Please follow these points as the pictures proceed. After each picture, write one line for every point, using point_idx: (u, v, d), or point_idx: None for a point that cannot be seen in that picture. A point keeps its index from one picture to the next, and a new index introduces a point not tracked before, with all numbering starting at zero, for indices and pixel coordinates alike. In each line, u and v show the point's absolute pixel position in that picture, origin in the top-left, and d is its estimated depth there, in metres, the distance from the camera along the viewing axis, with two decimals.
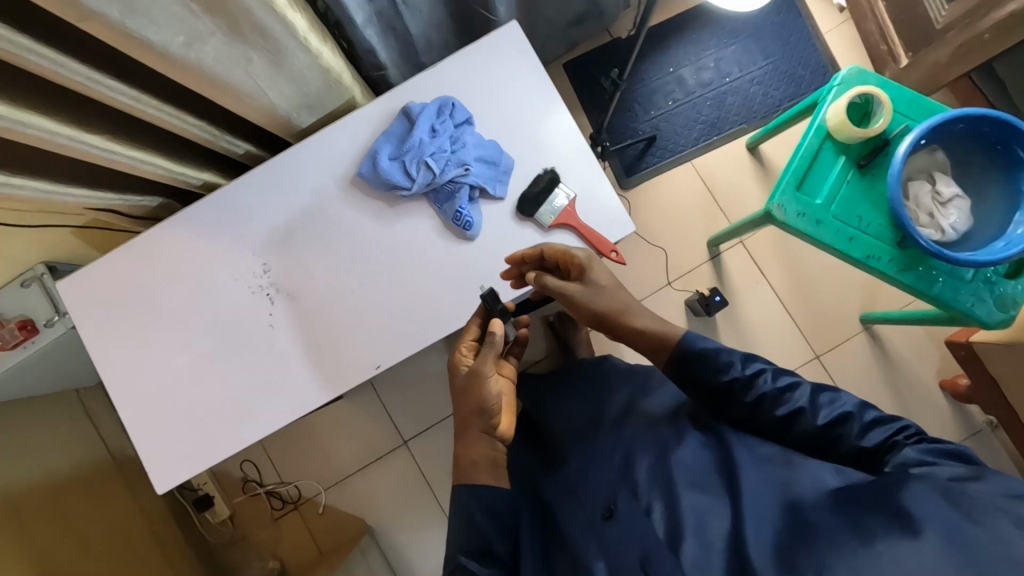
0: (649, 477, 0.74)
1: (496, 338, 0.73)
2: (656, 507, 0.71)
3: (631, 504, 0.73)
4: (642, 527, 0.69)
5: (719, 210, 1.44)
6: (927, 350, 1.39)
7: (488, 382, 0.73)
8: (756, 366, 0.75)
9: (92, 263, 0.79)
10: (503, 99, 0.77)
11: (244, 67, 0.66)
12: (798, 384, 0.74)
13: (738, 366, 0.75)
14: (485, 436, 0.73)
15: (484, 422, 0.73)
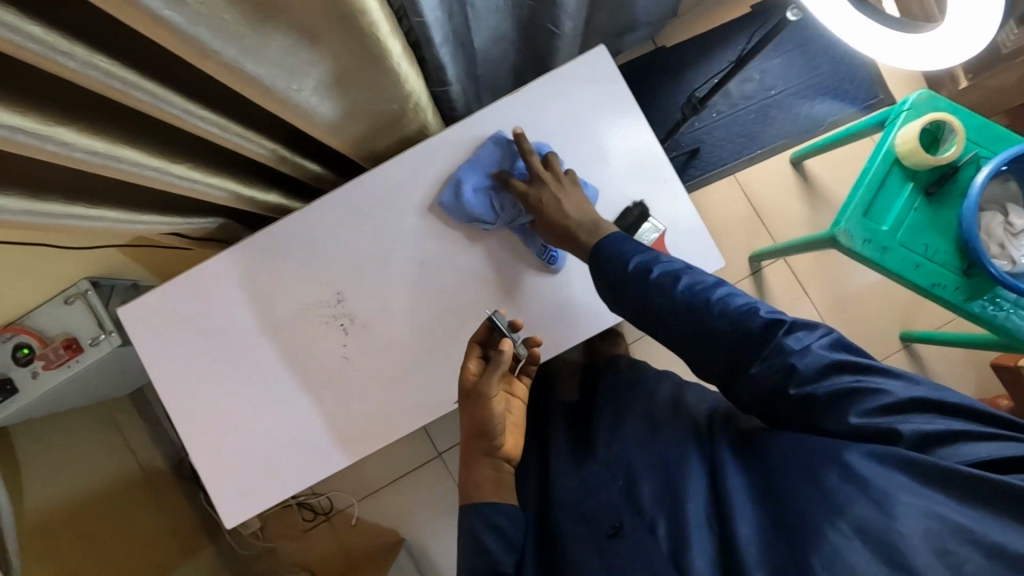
0: (653, 491, 0.64)
1: (503, 358, 0.68)
2: (661, 526, 0.61)
3: (638, 521, 0.63)
4: (648, 547, 0.60)
5: (762, 226, 1.43)
6: (966, 370, 1.39)
7: (492, 404, 0.68)
8: (717, 289, 0.63)
9: (159, 290, 0.77)
10: (590, 128, 0.76)
11: (335, 94, 0.63)
12: (765, 308, 0.61)
13: (698, 288, 0.63)
14: (489, 459, 0.68)
15: (488, 443, 0.68)
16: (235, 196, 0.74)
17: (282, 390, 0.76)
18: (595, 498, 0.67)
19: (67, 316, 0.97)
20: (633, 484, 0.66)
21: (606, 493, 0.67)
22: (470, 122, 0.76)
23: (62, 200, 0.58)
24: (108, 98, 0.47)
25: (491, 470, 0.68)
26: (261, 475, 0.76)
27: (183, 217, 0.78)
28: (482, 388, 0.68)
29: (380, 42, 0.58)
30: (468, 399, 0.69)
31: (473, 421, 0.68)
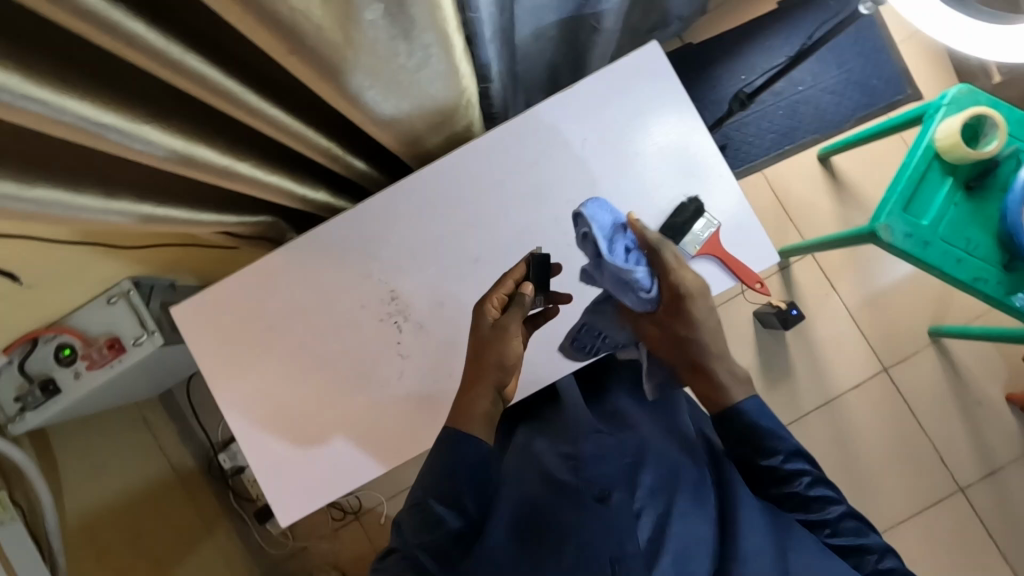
0: (651, 484, 0.72)
1: (526, 300, 0.68)
2: (648, 513, 0.69)
3: (624, 500, 0.70)
4: (623, 526, 0.67)
5: (790, 222, 1.43)
6: (996, 365, 1.39)
7: (512, 341, 0.67)
8: (793, 460, 0.75)
9: (213, 287, 0.77)
10: (643, 123, 0.76)
11: (398, 90, 0.63)
12: (815, 483, 0.74)
13: (777, 455, 0.75)
14: (493, 394, 0.68)
15: (499, 378, 0.68)
16: (293, 194, 0.75)
17: (336, 387, 0.77)
18: (591, 471, 0.74)
19: (110, 316, 0.97)
20: (634, 472, 0.73)
21: (606, 471, 0.74)
22: (523, 117, 0.76)
23: (134, 199, 0.59)
24: (194, 96, 0.48)
25: (492, 404, 0.69)
26: (315, 473, 0.76)
27: (238, 215, 0.78)
28: (507, 323, 0.67)
29: (445, 39, 0.59)
30: (488, 332, 0.68)
31: (489, 354, 0.67)
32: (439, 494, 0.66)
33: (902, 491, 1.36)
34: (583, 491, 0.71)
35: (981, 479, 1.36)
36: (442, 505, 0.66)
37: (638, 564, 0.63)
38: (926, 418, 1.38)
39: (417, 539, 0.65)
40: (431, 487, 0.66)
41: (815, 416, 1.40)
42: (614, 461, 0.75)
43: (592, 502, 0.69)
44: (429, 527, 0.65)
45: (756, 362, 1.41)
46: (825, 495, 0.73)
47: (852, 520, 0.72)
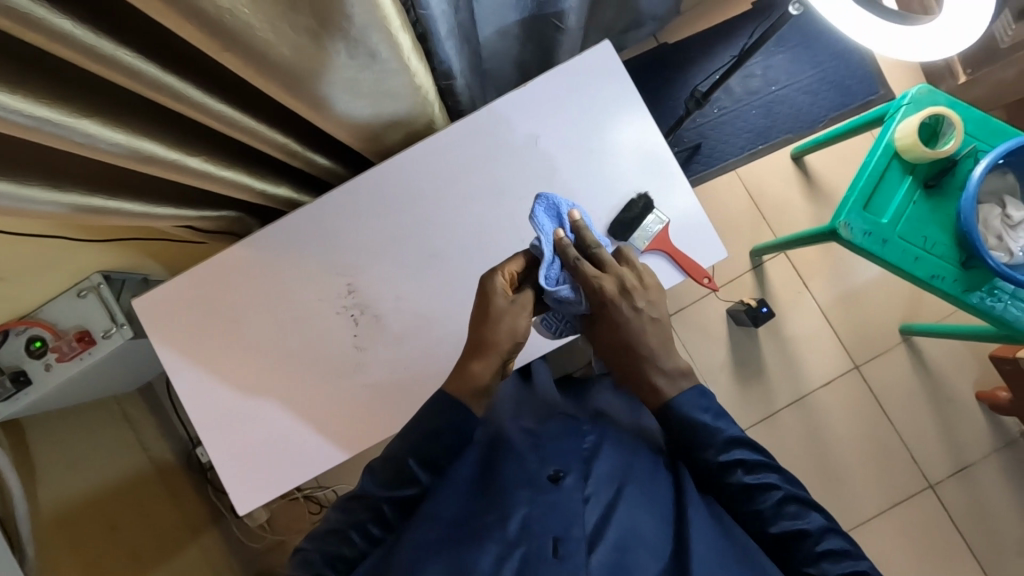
0: (605, 474, 0.72)
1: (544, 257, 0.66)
2: (595, 499, 0.69)
3: (575, 485, 0.70)
4: (571, 509, 0.67)
5: (764, 221, 1.44)
6: (966, 362, 1.40)
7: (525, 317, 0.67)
8: (732, 454, 0.68)
9: (173, 282, 0.78)
10: (596, 121, 0.77)
11: (348, 87, 0.65)
12: (767, 480, 0.67)
13: (713, 454, 0.68)
14: (497, 366, 0.68)
15: (509, 350, 0.67)
16: (250, 189, 0.76)
17: (294, 379, 0.78)
18: (549, 455, 0.75)
19: (80, 310, 0.98)
20: (589, 460, 0.75)
21: (564, 454, 0.75)
22: (477, 114, 0.78)
23: (83, 191, 0.59)
24: (132, 90, 0.49)
25: (494, 376, 0.68)
26: (272, 462, 0.77)
27: (197, 210, 0.79)
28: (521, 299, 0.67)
29: (390, 36, 0.60)
30: (502, 307, 0.67)
31: (500, 326, 0.66)
32: (418, 455, 0.68)
33: (873, 487, 1.37)
34: (537, 473, 0.72)
35: (951, 476, 1.37)
36: (418, 464, 0.69)
37: (579, 548, 0.62)
38: (896, 415, 1.39)
39: (384, 490, 0.68)
40: (413, 447, 0.68)
41: (788, 413, 1.41)
42: (572, 448, 0.77)
43: (545, 484, 0.70)
44: (399, 481, 0.69)
45: (729, 359, 1.42)
46: (766, 482, 0.67)
47: (792, 503, 0.66)
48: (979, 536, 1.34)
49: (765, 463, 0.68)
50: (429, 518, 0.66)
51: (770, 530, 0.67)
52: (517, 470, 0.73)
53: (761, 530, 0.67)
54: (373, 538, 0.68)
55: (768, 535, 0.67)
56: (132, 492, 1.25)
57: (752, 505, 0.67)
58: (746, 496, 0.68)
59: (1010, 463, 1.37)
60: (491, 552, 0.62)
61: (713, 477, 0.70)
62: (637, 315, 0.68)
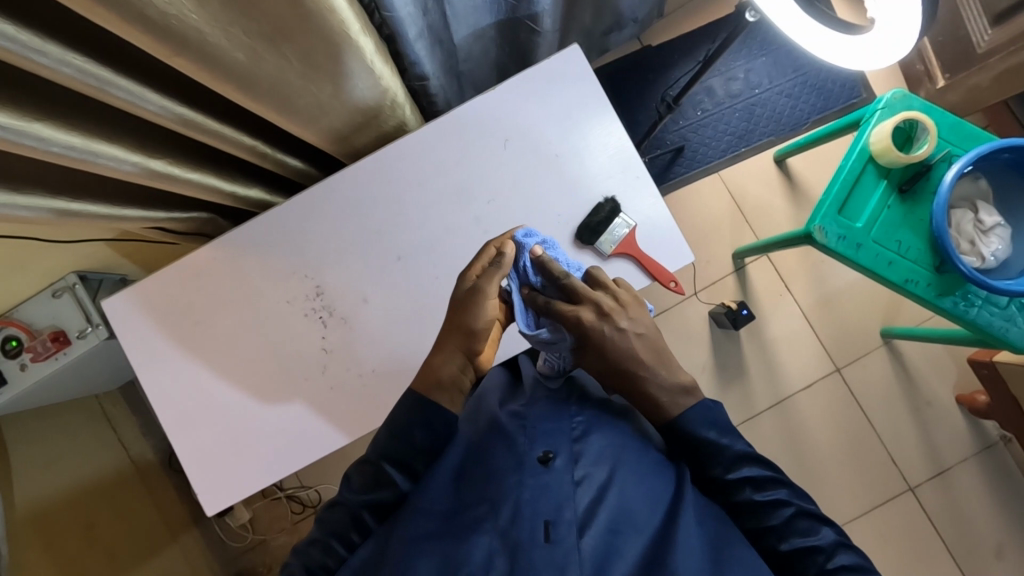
0: (597, 451, 0.67)
1: (507, 261, 0.65)
2: (590, 480, 0.64)
3: (565, 467, 0.65)
4: (562, 492, 0.62)
5: (746, 224, 1.45)
6: (946, 366, 1.41)
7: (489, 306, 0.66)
8: (742, 471, 0.65)
9: (143, 281, 0.79)
10: (566, 125, 0.78)
11: (312, 90, 0.65)
12: (778, 497, 0.63)
13: (722, 468, 0.65)
14: (462, 361, 0.68)
15: (467, 344, 0.68)
16: (219, 190, 0.76)
17: (262, 380, 0.78)
18: (536, 433, 0.69)
19: (55, 310, 0.98)
20: (580, 438, 0.68)
21: (551, 433, 0.68)
22: (447, 118, 0.79)
23: (41, 194, 0.58)
24: (84, 94, 0.49)
25: (459, 371, 0.68)
26: (241, 464, 0.77)
27: (167, 211, 0.79)
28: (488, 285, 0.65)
29: (351, 40, 0.61)
30: (466, 296, 0.66)
31: (461, 317, 0.67)
32: (393, 459, 0.67)
33: (852, 489, 1.37)
34: (525, 454, 0.66)
35: (930, 479, 1.37)
36: (394, 468, 0.67)
37: (569, 532, 0.59)
38: (877, 418, 1.40)
39: (362, 496, 0.66)
40: (384, 451, 0.67)
41: (768, 415, 1.41)
42: (560, 426, 0.69)
43: (534, 465, 0.65)
44: (376, 485, 0.67)
45: (711, 361, 1.42)
46: (776, 499, 0.63)
47: (805, 519, 0.63)
48: (957, 539, 1.34)
49: (776, 480, 0.64)
50: (417, 513, 0.63)
51: (778, 547, 0.63)
52: (505, 455, 0.67)
53: (769, 547, 0.63)
54: (353, 546, 0.66)
55: (776, 553, 0.63)
56: (110, 491, 1.25)
57: (762, 521, 0.63)
58: (756, 511, 0.64)
59: (988, 466, 1.38)
60: (485, 543, 0.59)
61: (719, 492, 0.66)
62: (621, 334, 0.65)
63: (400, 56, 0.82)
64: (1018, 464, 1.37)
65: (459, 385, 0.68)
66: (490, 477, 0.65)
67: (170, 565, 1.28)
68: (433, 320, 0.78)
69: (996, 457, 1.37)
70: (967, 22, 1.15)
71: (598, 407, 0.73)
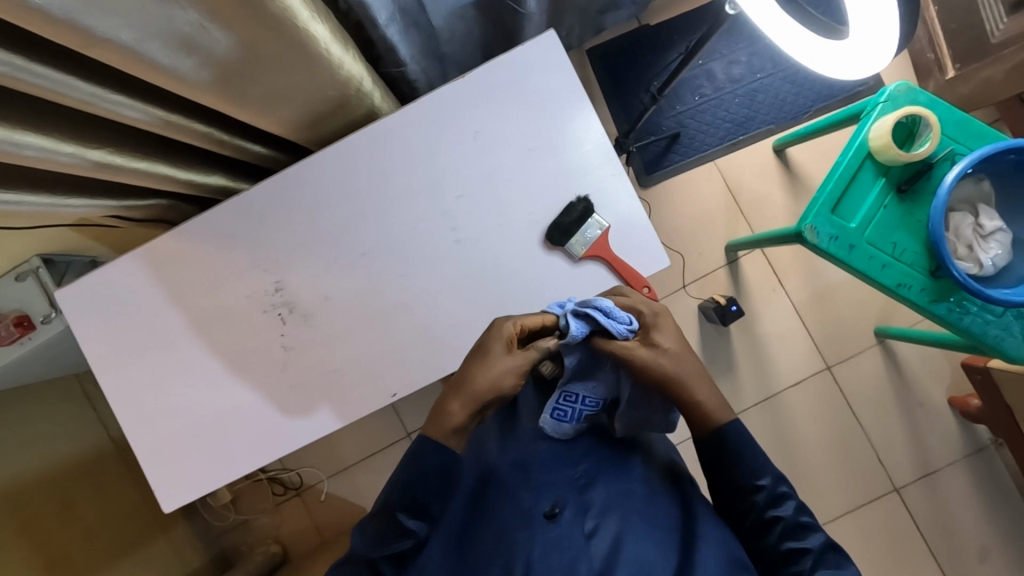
0: (601, 502, 0.71)
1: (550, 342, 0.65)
2: (599, 533, 0.68)
3: (574, 520, 0.69)
4: (574, 545, 0.67)
5: (742, 215, 1.40)
6: (940, 367, 1.38)
7: (515, 378, 0.63)
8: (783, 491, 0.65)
9: (97, 272, 0.76)
10: (541, 116, 0.73)
11: (262, 79, 0.61)
12: (814, 529, 0.63)
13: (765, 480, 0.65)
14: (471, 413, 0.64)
15: (484, 401, 0.63)
16: (172, 178, 0.72)
17: (218, 376, 0.76)
18: (538, 485, 0.73)
19: (18, 293, 0.96)
20: (585, 489, 0.73)
21: (556, 484, 0.73)
22: (414, 105, 0.74)
23: None
24: (9, 85, 0.46)
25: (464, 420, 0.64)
26: (198, 463, 0.76)
27: (122, 199, 0.76)
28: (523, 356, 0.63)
29: (302, 29, 0.56)
30: (500, 358, 0.63)
31: (484, 376, 0.63)
32: (405, 505, 0.64)
33: (835, 490, 1.36)
34: (531, 509, 0.70)
35: (916, 480, 1.35)
36: (408, 516, 0.65)
37: None
38: (866, 418, 1.37)
39: (376, 548, 0.65)
40: (399, 498, 0.64)
41: (754, 412, 1.39)
42: (563, 476, 0.74)
43: (543, 521, 0.69)
44: (389, 536, 0.65)
45: (699, 356, 1.40)
46: (808, 523, 0.63)
47: (833, 553, 0.62)
48: (940, 542, 1.33)
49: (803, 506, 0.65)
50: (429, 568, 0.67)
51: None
52: (509, 509, 0.71)
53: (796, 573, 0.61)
54: None
55: None
56: (87, 472, 1.24)
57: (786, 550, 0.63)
58: (776, 531, 0.63)
59: (977, 470, 1.35)
60: None
61: (748, 513, 0.66)
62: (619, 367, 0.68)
63: (367, 40, 0.77)
64: (1006, 468, 1.34)
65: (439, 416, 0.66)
66: (501, 539, 0.70)
67: (148, 546, 1.30)
68: (396, 321, 0.75)
69: (984, 461, 1.35)
70: (982, 9, 1.08)
71: (595, 446, 0.77)
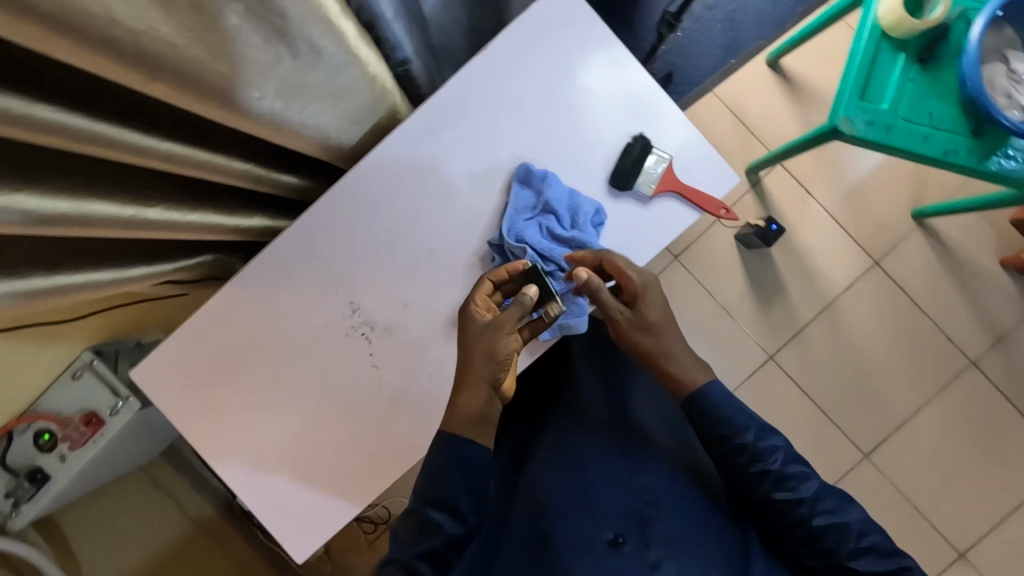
0: (661, 527, 0.70)
1: (528, 300, 0.64)
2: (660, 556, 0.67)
3: (634, 550, 0.69)
4: (634, 572, 0.66)
5: (754, 137, 1.39)
6: (984, 233, 1.38)
7: (505, 336, 0.64)
8: (771, 443, 0.70)
9: (168, 341, 0.74)
10: (576, 66, 0.71)
11: (300, 95, 0.59)
12: (807, 476, 0.68)
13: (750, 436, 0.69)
14: (487, 392, 0.64)
15: (488, 373, 0.64)
16: (222, 228, 0.70)
17: (318, 414, 0.74)
18: (597, 513, 0.72)
19: (78, 392, 0.94)
20: (643, 513, 0.72)
21: (612, 511, 0.73)
22: (446, 89, 0.71)
23: (41, 273, 0.53)
24: (96, 155, 0.45)
25: (485, 403, 0.64)
26: (323, 506, 0.73)
27: (171, 261, 0.73)
28: (502, 317, 0.64)
29: (332, 26, 0.54)
30: (481, 328, 0.64)
31: (475, 351, 0.64)
32: (438, 505, 0.64)
33: (910, 382, 1.40)
34: (593, 536, 0.70)
35: (989, 350, 1.38)
36: (435, 509, 0.64)
37: None
38: (925, 301, 1.39)
39: (414, 547, 0.63)
40: (427, 496, 0.64)
41: (816, 325, 1.41)
42: (622, 500, 0.74)
43: (604, 549, 0.69)
44: (422, 534, 0.64)
45: (748, 285, 1.40)
46: (799, 471, 0.68)
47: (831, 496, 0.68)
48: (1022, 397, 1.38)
49: (844, 499, 0.68)
50: None
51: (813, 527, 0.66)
52: (568, 533, 0.70)
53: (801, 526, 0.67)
54: None
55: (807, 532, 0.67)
56: None
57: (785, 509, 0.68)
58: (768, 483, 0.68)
59: None
60: None
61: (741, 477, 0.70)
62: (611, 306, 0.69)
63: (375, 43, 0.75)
64: None
65: (486, 416, 0.64)
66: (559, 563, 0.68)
67: None
68: None
69: None
70: None
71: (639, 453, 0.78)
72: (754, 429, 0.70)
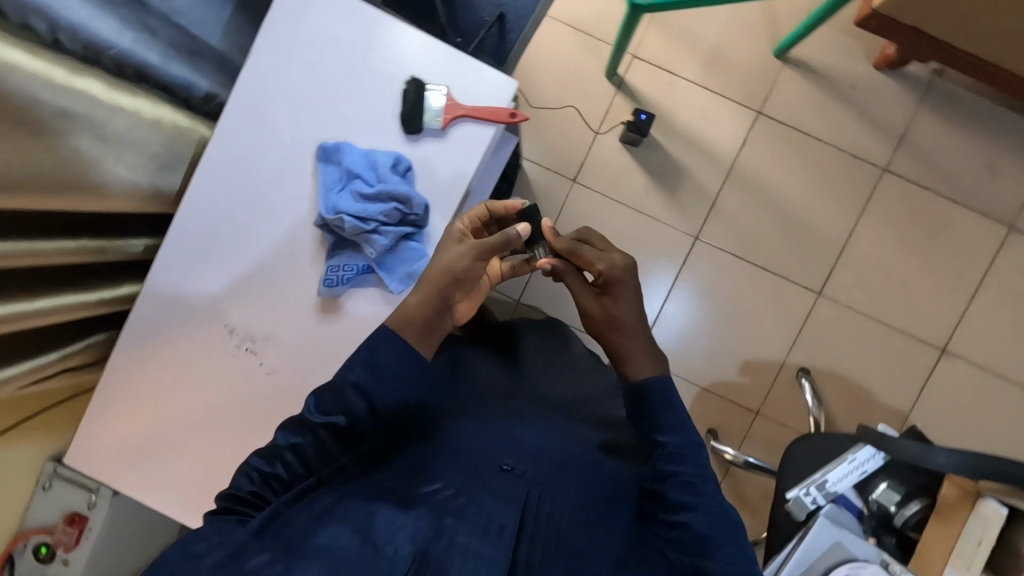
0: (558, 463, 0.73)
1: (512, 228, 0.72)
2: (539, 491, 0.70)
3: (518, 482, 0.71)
4: (507, 501, 0.69)
5: (601, 42, 1.41)
6: (847, 45, 1.40)
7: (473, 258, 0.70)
8: (686, 447, 0.71)
9: (81, 425, 0.78)
10: (334, 36, 0.74)
11: (82, 159, 0.63)
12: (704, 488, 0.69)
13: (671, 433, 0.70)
14: (436, 304, 0.68)
15: (445, 286, 0.68)
16: (83, 304, 0.75)
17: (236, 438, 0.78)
18: (503, 445, 0.74)
19: (54, 498, 1.00)
20: (548, 449, 0.75)
21: (518, 445, 0.75)
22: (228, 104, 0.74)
23: None
24: None
25: (432, 314, 0.68)
26: None
27: (56, 355, 0.78)
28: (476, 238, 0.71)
29: (71, 87, 0.61)
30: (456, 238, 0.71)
31: (443, 260, 0.70)
32: (360, 385, 0.65)
33: (834, 207, 1.43)
34: (484, 463, 0.72)
35: (895, 151, 1.41)
36: (357, 393, 0.65)
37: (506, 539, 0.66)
38: (817, 129, 1.42)
39: (323, 415, 0.65)
40: (352, 374, 0.65)
41: (726, 192, 1.43)
42: (534, 438, 0.76)
43: (494, 475, 0.71)
44: (338, 407, 0.65)
45: (650, 179, 1.43)
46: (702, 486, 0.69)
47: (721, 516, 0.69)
48: (943, 181, 1.41)
49: (728, 527, 0.68)
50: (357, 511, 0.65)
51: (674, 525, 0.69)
52: (469, 461, 0.72)
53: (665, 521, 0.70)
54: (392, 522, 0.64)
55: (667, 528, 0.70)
56: None
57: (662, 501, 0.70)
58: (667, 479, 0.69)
59: (938, 103, 1.41)
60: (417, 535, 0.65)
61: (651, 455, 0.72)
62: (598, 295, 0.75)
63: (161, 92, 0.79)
64: (959, 86, 1.39)
65: (433, 328, 0.68)
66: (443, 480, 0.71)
67: None
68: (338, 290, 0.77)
69: (938, 92, 1.40)
70: None
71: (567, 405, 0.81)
72: (676, 430, 0.71)
